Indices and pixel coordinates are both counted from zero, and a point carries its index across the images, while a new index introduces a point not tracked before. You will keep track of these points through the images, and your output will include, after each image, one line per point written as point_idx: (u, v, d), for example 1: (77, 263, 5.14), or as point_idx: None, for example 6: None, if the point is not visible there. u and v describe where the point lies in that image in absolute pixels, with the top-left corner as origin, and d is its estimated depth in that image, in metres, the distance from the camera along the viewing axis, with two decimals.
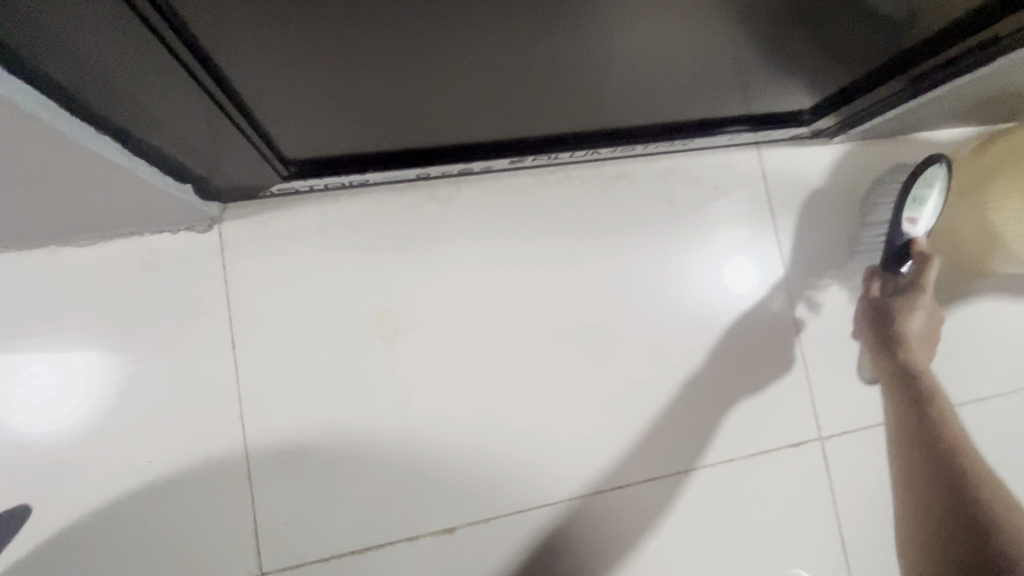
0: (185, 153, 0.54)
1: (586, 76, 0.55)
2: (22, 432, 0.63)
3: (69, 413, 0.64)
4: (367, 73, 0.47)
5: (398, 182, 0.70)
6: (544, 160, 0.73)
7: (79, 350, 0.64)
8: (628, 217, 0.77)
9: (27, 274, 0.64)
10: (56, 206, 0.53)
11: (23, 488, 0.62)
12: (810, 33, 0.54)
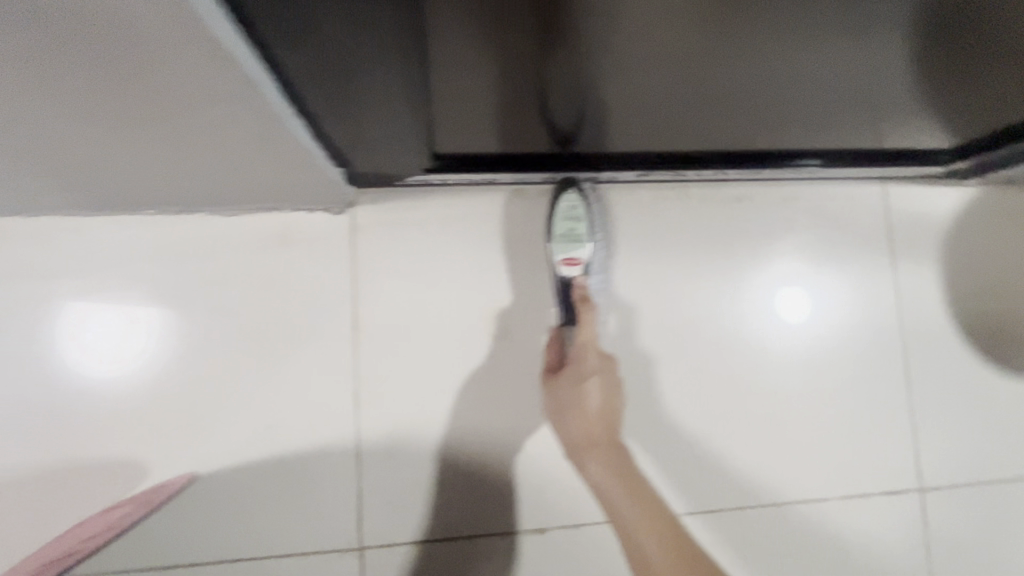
0: (357, 146, 0.57)
1: (732, 89, 0.57)
2: (86, 380, 0.66)
3: (128, 366, 0.67)
4: (535, 67, 0.50)
5: (524, 183, 0.72)
6: (669, 175, 0.74)
7: (143, 307, 0.68)
8: (745, 241, 0.76)
9: (178, 237, 0.68)
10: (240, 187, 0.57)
11: (154, 437, 0.66)
12: (966, 52, 0.55)
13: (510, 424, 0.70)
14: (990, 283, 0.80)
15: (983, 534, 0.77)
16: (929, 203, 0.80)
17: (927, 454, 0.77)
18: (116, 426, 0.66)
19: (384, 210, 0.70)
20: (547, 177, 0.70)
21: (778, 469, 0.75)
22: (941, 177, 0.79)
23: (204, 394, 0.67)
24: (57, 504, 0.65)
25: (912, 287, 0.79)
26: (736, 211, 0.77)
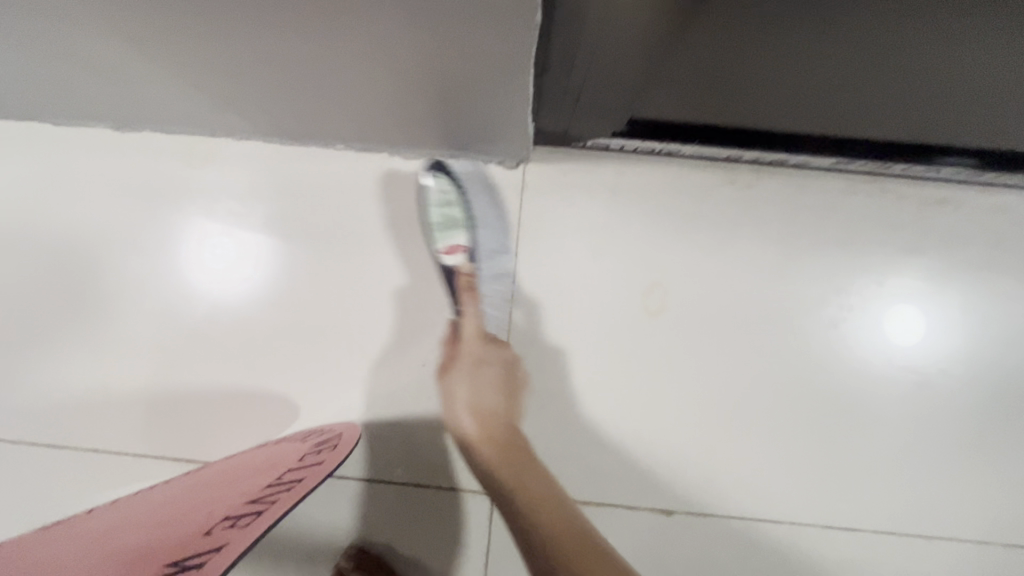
0: (564, 95, 0.58)
1: (964, 76, 0.51)
2: (200, 297, 0.70)
3: (237, 286, 0.70)
4: (745, 37, 0.47)
5: (703, 158, 0.70)
6: (863, 167, 0.68)
7: (252, 232, 0.71)
8: (936, 246, 0.70)
9: (359, 173, 0.72)
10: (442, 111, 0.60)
11: (307, 358, 0.69)
12: None
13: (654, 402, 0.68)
14: None
15: None
16: None
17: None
18: (253, 344, 0.69)
19: (557, 170, 0.70)
20: (726, 157, 0.69)
21: (944, 503, 0.67)
22: None
23: (361, 324, 0.69)
24: (219, 403, 0.68)
25: None
26: (930, 217, 0.70)
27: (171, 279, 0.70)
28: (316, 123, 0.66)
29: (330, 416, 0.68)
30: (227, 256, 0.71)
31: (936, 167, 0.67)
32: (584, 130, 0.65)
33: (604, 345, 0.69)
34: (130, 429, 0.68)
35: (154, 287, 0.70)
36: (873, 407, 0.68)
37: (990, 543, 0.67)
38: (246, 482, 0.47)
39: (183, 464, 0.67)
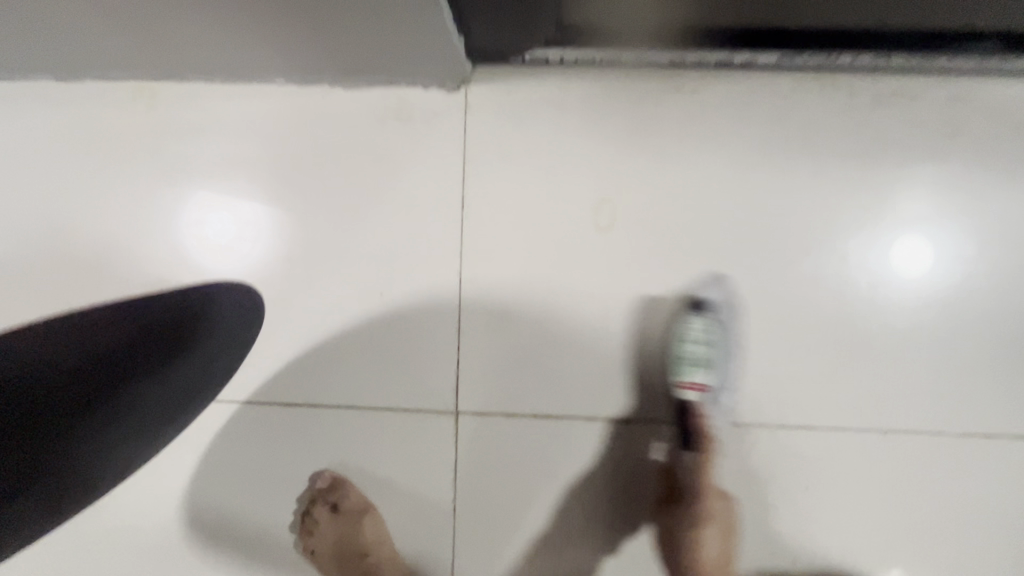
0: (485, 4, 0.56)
1: None
2: (205, 269, 0.71)
3: (240, 256, 0.71)
4: None
5: (646, 66, 0.68)
6: (812, 62, 0.66)
7: (247, 200, 0.71)
8: (892, 142, 0.68)
9: (302, 106, 0.71)
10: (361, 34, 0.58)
11: (266, 295, 0.70)
12: None
13: (610, 318, 0.69)
14: None
15: None
16: None
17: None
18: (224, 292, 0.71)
19: (499, 90, 0.69)
20: (669, 61, 0.67)
21: (898, 399, 0.68)
22: None
23: (315, 258, 0.70)
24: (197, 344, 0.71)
25: None
26: (890, 112, 0.68)
27: (162, 246, 0.72)
28: (246, 58, 0.65)
29: (293, 349, 0.70)
30: (200, 232, 0.72)
31: (886, 55, 0.65)
32: (517, 41, 0.63)
33: (551, 274, 0.69)
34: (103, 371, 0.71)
35: (118, 238, 0.72)
36: (832, 310, 0.68)
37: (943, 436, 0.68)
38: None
39: (165, 407, 0.70)
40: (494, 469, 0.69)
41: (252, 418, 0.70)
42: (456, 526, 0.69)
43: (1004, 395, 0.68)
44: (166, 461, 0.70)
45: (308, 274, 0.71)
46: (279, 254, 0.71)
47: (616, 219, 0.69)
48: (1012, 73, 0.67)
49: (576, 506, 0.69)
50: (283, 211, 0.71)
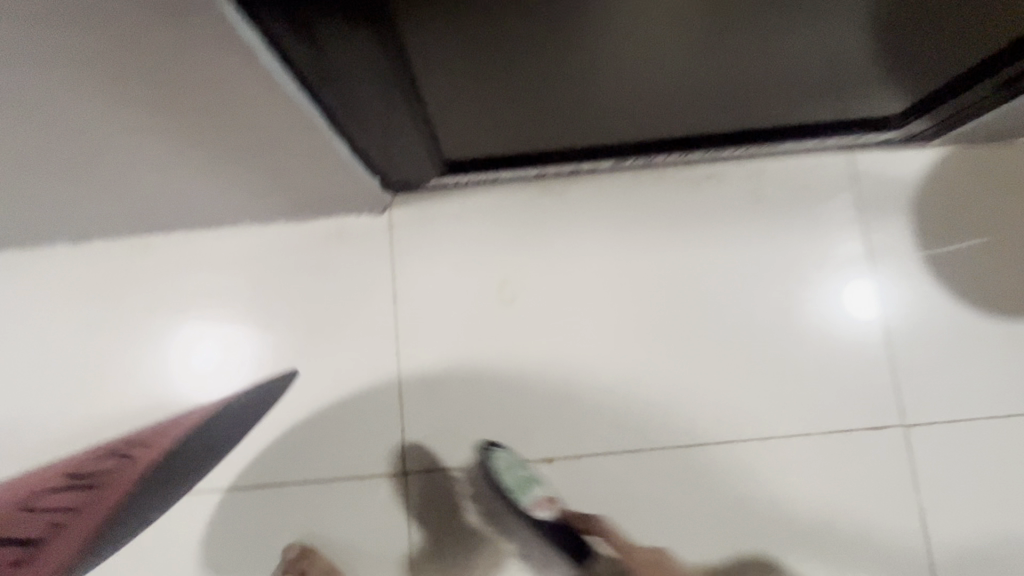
0: (384, 159, 0.78)
1: (661, 91, 0.71)
2: (204, 382, 0.88)
3: (233, 370, 0.88)
4: (501, 96, 0.67)
5: (521, 180, 0.90)
6: (642, 164, 0.89)
7: (234, 323, 0.89)
8: (715, 210, 0.89)
9: (263, 240, 0.91)
10: (297, 185, 0.78)
11: (250, 396, 0.87)
12: (881, 42, 0.66)
13: (523, 375, 0.85)
14: (970, 237, 0.87)
15: (972, 468, 0.83)
16: (894, 167, 0.89)
17: (913, 394, 0.85)
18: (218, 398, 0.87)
19: (415, 209, 0.90)
20: (538, 174, 0.89)
21: (763, 410, 0.85)
22: (907, 141, 0.87)
23: (284, 358, 0.88)
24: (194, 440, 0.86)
25: (884, 242, 0.88)
26: (713, 190, 0.89)
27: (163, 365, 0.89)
28: (214, 211, 0.85)
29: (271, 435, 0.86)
30: (199, 367, 0.89)
31: (693, 153, 0.88)
32: (419, 176, 0.85)
33: (470, 346, 0.86)
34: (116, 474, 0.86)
35: (125, 364, 0.89)
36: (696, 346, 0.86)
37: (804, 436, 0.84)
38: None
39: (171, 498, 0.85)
40: (444, 517, 0.83)
41: (241, 499, 0.84)
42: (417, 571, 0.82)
43: (844, 397, 0.85)
44: (173, 545, 0.84)
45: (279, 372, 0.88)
46: (261, 363, 0.88)
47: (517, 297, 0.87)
48: (792, 152, 0.89)
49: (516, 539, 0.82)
50: (257, 327, 0.89)
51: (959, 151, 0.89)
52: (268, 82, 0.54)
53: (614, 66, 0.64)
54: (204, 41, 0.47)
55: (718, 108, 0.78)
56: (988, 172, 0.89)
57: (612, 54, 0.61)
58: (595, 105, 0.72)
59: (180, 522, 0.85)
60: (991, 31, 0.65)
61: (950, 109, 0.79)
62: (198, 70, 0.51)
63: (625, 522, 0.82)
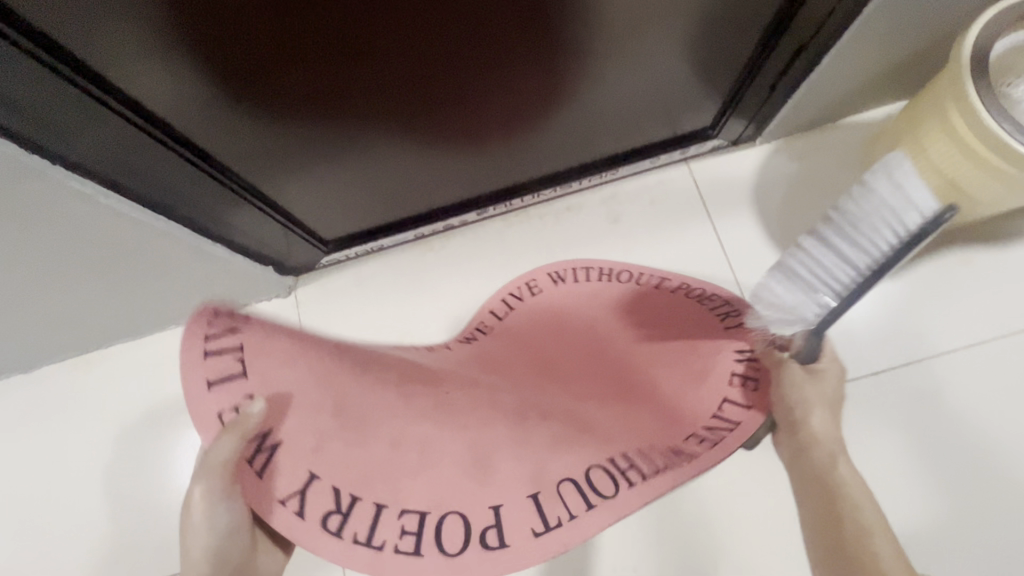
0: (266, 248, 0.90)
1: (490, 147, 0.86)
2: (151, 484, 0.95)
3: (177, 469, 0.95)
4: (350, 173, 0.83)
5: (404, 243, 1.01)
6: (504, 209, 1.01)
7: (176, 426, 0.97)
8: (578, 236, 0.99)
9: (186, 338, 1.02)
10: (198, 287, 0.91)
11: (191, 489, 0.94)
12: (647, 77, 0.80)
13: None
14: (809, 215, 0.96)
15: (858, 427, 0.87)
16: (728, 167, 0.99)
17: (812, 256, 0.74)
18: (162, 496, 0.94)
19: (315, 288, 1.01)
20: (416, 236, 1.00)
21: None
22: (733, 145, 0.99)
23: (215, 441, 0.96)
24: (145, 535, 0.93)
25: (735, 234, 0.97)
26: (573, 220, 1.00)
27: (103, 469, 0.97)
28: (140, 319, 0.96)
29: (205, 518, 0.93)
30: (146, 475, 0.95)
31: (544, 191, 0.99)
32: (308, 258, 0.97)
33: None
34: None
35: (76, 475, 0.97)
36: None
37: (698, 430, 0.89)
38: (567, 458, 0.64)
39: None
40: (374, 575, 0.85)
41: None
42: None
43: None
44: None
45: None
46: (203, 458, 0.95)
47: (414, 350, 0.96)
48: (635, 173, 1.00)
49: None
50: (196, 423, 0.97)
51: (784, 143, 0.99)
52: (120, 213, 0.69)
53: (429, 134, 0.79)
54: (52, 197, 0.63)
55: (550, 156, 0.92)
56: (813, 155, 0.99)
57: (421, 123, 0.77)
58: (435, 168, 0.87)
59: None
60: (734, 49, 0.78)
61: (749, 112, 0.92)
62: (60, 219, 0.67)
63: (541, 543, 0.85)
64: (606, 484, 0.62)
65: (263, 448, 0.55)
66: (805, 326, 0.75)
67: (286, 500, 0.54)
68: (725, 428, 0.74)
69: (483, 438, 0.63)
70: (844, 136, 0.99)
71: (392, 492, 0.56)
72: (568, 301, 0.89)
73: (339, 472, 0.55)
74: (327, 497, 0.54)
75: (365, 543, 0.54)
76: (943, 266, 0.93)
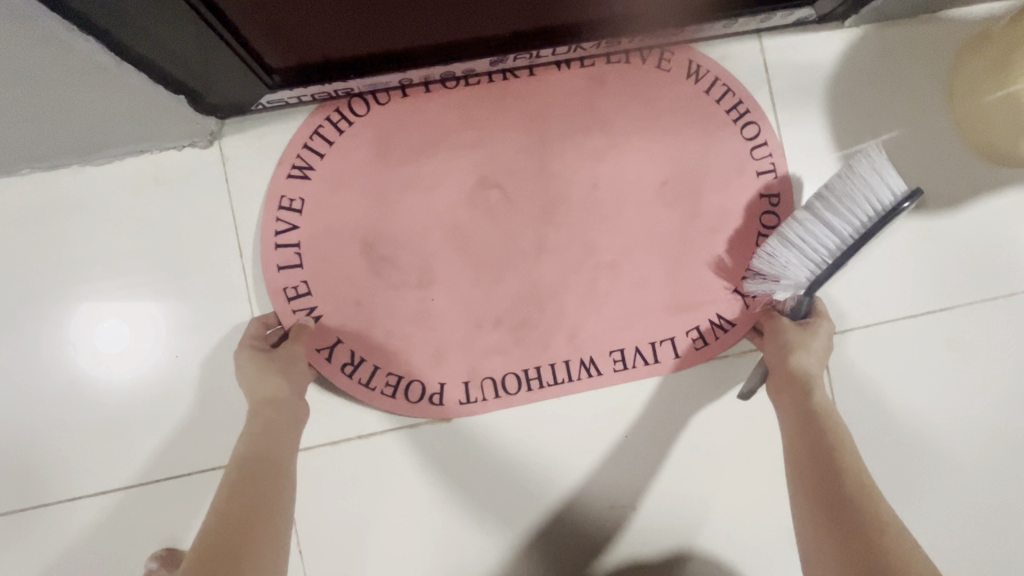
0: (174, 64, 0.58)
1: None
2: (29, 380, 0.72)
3: (59, 360, 0.72)
4: None
5: (381, 88, 0.72)
6: (527, 60, 0.73)
7: (49, 304, 0.72)
8: (617, 111, 0.75)
9: (57, 189, 0.72)
10: (64, 109, 0.59)
11: (84, 388, 0.72)
12: None
13: None
14: (882, 126, 0.80)
15: (886, 371, 0.80)
16: (806, 51, 0.79)
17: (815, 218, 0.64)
18: (47, 394, 0.72)
19: (249, 138, 0.72)
20: (399, 81, 0.71)
21: None
22: (820, 21, 0.77)
23: (111, 327, 0.73)
24: (25, 444, 0.72)
25: (799, 137, 0.79)
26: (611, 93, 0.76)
27: None
28: None
29: (110, 423, 0.73)
30: (18, 368, 0.72)
31: (585, 45, 0.71)
32: (240, 93, 0.66)
33: (342, 307, 0.71)
34: None
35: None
36: (604, 282, 0.74)
37: (705, 369, 0.76)
38: (520, 361, 0.73)
39: (6, 516, 0.72)
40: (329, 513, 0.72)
41: (100, 505, 0.72)
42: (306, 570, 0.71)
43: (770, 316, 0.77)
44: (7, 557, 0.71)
45: (125, 349, 0.73)
46: (93, 347, 0.72)
47: (384, 246, 0.72)
48: (699, 38, 0.75)
49: (414, 526, 0.72)
50: (76, 300, 0.72)
51: (873, 29, 0.80)
52: None
53: None
54: None
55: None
56: (902, 57, 0.81)
57: None
58: None
59: (10, 533, 0.72)
60: None
61: None
62: None
63: (535, 474, 0.73)
64: (518, 396, 0.73)
65: (345, 349, 0.71)
66: (795, 288, 0.67)
67: (319, 351, 0.70)
68: (695, 340, 0.76)
69: (447, 339, 0.72)
70: (941, 32, 0.81)
71: (382, 376, 0.71)
72: (585, 166, 0.75)
73: (335, 341, 0.71)
74: (344, 356, 0.71)
75: (363, 384, 0.71)
76: (1017, 205, 0.81)
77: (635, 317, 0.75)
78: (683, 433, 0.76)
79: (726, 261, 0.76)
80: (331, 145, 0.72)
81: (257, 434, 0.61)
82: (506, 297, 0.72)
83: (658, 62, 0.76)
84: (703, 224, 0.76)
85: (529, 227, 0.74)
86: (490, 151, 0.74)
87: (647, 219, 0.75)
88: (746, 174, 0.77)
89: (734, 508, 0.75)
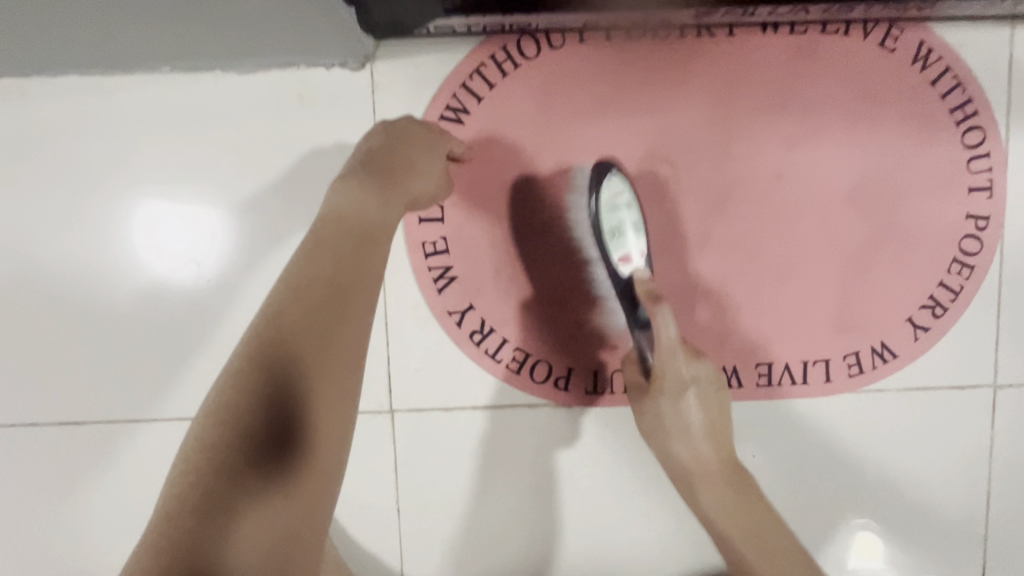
0: None
1: None
2: (145, 292, 0.70)
3: (176, 274, 0.69)
4: None
5: (560, 28, 0.62)
6: (735, 17, 0.61)
7: (170, 214, 0.69)
8: (820, 93, 0.65)
9: (196, 94, 0.66)
10: (229, 6, 0.53)
11: (200, 308, 0.70)
12: None
13: None
14: None
15: None
16: None
17: None
18: (162, 309, 0.70)
19: (405, 68, 0.64)
20: (584, 23, 0.61)
21: None
22: None
23: (234, 250, 0.69)
24: (138, 354, 0.71)
25: None
26: (819, 68, 0.64)
27: (76, 257, 0.70)
28: (126, 42, 0.58)
29: (224, 348, 0.71)
30: (135, 276, 0.70)
31: (811, 7, 0.59)
32: (410, 14, 0.58)
33: (477, 271, 0.66)
34: (39, 381, 0.71)
35: (27, 254, 0.69)
36: (766, 286, 0.66)
37: (855, 401, 0.69)
38: None
39: (116, 422, 0.72)
40: (431, 481, 0.69)
41: None
42: (401, 531, 0.70)
43: (941, 355, 0.68)
44: (114, 461, 0.72)
45: (228, 263, 0.69)
46: (211, 266, 0.69)
47: (532, 212, 0.65)
48: (946, 17, 0.62)
49: (514, 508, 0.69)
50: (198, 215, 0.68)
51: None
52: None
53: None
54: None
55: None
56: None
57: None
58: None
59: (119, 439, 0.72)
60: None
61: None
62: None
63: (649, 476, 0.69)
64: None
65: (476, 315, 0.66)
66: None
67: (449, 314, 0.66)
68: (851, 367, 0.68)
69: (584, 321, 0.66)
70: None
71: (510, 350, 0.67)
72: (771, 151, 0.65)
73: (466, 306, 0.66)
74: (474, 323, 0.66)
75: (490, 356, 0.67)
76: None
77: (790, 331, 0.67)
78: (811, 461, 0.70)
79: (908, 285, 0.67)
80: (491, 88, 0.64)
81: (297, 312, 0.43)
82: (654, 286, 0.66)
83: (882, 40, 0.64)
84: (891, 239, 0.66)
85: (696, 214, 0.65)
86: (667, 119, 0.64)
87: (828, 226, 0.66)
88: (956, 186, 0.66)
89: (847, 545, 0.71)
